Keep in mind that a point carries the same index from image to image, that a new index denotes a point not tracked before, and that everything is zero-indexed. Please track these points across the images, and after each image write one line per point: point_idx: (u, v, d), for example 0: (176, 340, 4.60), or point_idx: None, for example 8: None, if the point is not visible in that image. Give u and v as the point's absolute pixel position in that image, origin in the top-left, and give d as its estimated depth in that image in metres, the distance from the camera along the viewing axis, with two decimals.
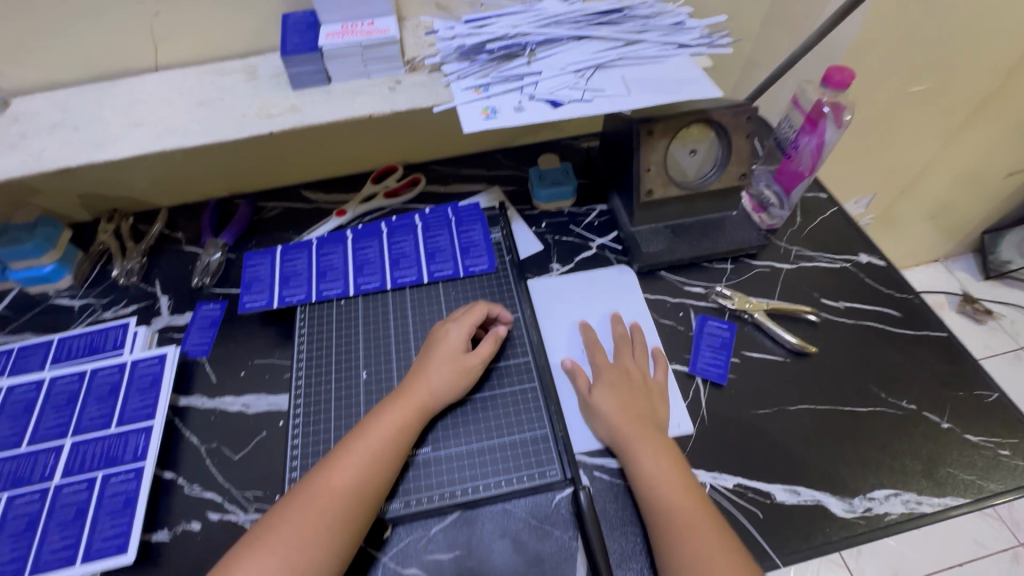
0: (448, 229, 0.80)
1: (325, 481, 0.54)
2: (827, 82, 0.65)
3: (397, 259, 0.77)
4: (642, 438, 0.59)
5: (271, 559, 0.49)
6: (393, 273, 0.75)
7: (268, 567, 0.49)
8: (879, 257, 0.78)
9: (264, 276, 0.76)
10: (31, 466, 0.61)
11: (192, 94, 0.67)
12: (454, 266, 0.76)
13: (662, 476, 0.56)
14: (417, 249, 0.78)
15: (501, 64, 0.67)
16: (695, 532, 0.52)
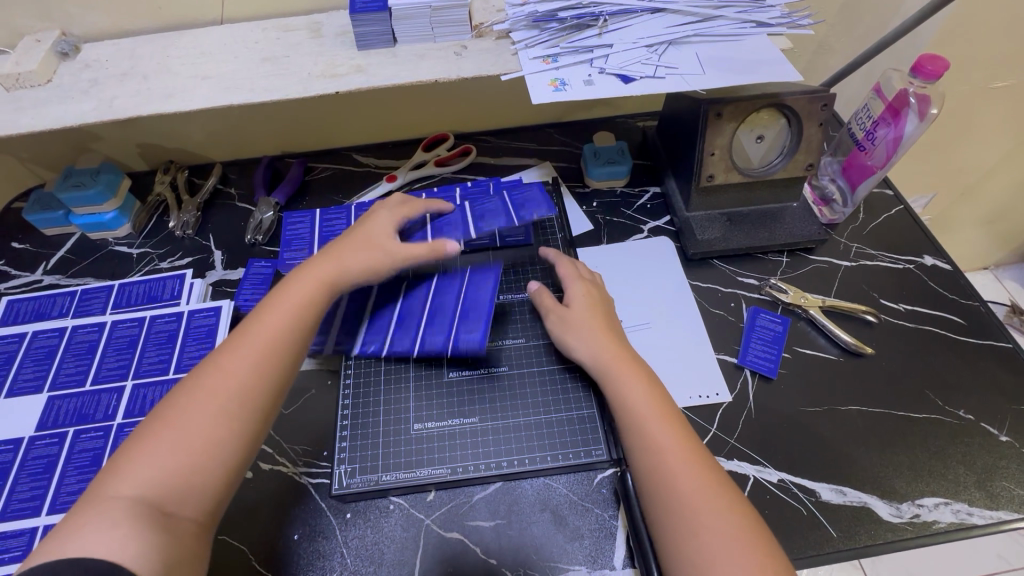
0: (495, 196, 0.73)
1: (227, 356, 0.52)
2: (917, 71, 0.62)
3: (440, 225, 0.67)
4: (631, 398, 0.55)
5: (170, 436, 0.47)
6: (437, 238, 0.65)
7: (166, 442, 0.47)
8: (945, 260, 0.75)
9: (304, 234, 0.77)
10: (94, 405, 0.63)
11: (258, 48, 0.66)
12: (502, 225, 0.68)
13: (659, 441, 0.51)
14: (463, 213, 0.69)
15: (571, 34, 0.65)
16: (706, 508, 0.47)
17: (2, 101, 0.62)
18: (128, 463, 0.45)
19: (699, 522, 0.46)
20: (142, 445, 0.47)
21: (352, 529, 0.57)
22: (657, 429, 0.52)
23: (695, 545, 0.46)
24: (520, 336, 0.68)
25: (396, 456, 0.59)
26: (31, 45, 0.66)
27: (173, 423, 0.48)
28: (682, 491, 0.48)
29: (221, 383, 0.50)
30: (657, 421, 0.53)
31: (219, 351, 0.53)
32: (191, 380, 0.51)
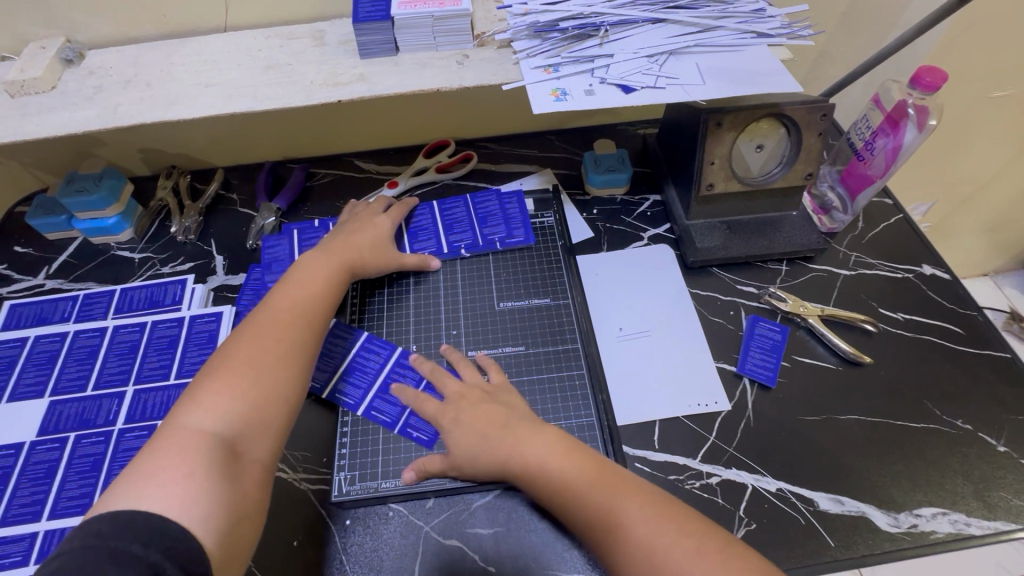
0: (465, 202, 0.80)
1: (271, 316, 0.56)
2: (915, 83, 0.63)
3: (415, 232, 0.77)
4: (538, 457, 0.53)
5: (234, 384, 0.50)
6: (410, 245, 0.76)
7: (231, 389, 0.50)
8: (943, 270, 0.76)
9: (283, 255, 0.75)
10: (95, 410, 0.64)
11: (262, 56, 0.67)
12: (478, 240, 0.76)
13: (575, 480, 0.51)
14: (435, 220, 0.78)
15: (572, 44, 0.65)
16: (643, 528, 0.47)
17: (7, 107, 0.62)
18: (198, 406, 0.48)
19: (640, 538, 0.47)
20: (205, 393, 0.49)
21: (352, 536, 0.57)
22: (568, 474, 0.51)
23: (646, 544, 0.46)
24: (520, 343, 0.68)
25: (396, 462, 0.60)
26: (36, 51, 0.66)
27: (233, 369, 0.51)
28: (614, 526, 0.48)
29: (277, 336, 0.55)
30: (560, 461, 0.52)
31: (262, 313, 0.57)
32: (243, 335, 0.55)
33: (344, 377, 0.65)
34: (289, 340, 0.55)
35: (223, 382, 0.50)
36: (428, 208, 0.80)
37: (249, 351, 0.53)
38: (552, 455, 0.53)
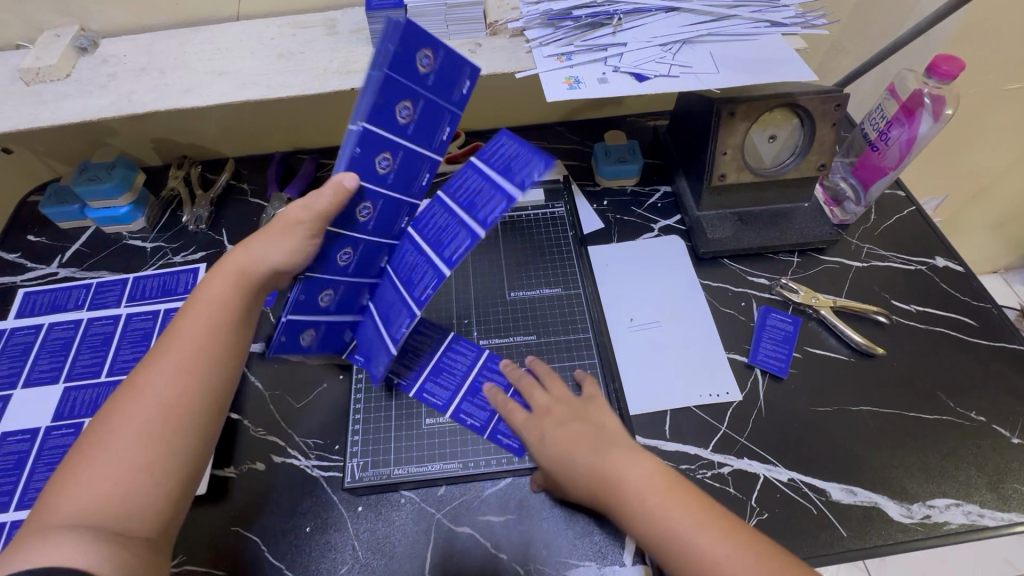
0: None
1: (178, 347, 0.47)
2: (931, 72, 0.62)
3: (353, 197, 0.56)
4: (631, 483, 0.47)
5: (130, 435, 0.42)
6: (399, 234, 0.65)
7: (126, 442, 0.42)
8: (957, 262, 0.75)
9: None
10: (110, 396, 0.64)
11: (274, 45, 0.67)
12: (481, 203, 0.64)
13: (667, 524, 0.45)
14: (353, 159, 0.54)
15: (585, 32, 0.65)
16: None
17: (22, 95, 0.63)
18: (70, 489, 0.40)
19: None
20: (79, 471, 0.41)
21: (363, 522, 0.57)
22: (660, 508, 0.45)
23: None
24: (532, 332, 0.68)
25: (409, 450, 0.60)
26: (51, 39, 0.67)
27: (110, 438, 0.42)
28: None
29: (164, 392, 0.44)
30: (655, 496, 0.46)
31: (145, 366, 0.45)
32: (122, 395, 0.44)
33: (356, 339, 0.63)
34: (188, 399, 0.44)
35: (101, 460, 0.41)
36: None
37: (127, 413, 0.43)
38: (650, 483, 0.47)
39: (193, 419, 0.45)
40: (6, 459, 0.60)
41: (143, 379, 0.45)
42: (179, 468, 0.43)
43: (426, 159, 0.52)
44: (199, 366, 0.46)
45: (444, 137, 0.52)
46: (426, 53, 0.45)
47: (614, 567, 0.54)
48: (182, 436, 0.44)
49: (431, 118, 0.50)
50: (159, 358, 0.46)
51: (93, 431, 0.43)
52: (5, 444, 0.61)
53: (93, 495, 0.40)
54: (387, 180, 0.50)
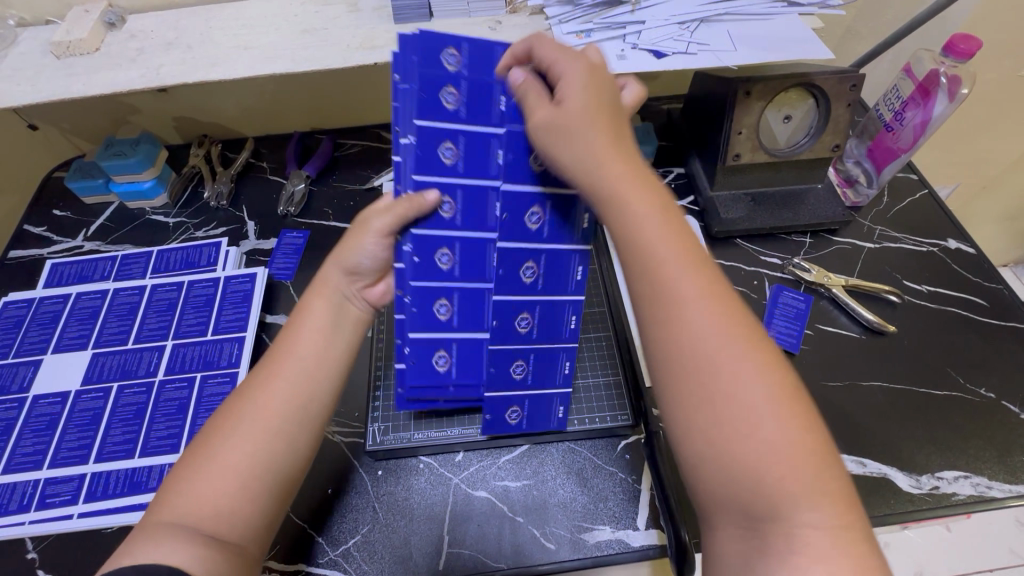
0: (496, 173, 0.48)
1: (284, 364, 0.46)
2: (948, 50, 0.63)
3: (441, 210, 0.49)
4: (638, 207, 0.39)
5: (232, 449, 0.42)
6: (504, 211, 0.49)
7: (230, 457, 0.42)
8: (969, 245, 0.76)
9: (296, 245, 0.79)
10: (137, 362, 0.66)
11: (298, 21, 0.68)
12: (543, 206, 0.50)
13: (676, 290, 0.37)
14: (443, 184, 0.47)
15: (603, 10, 0.65)
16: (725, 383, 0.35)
17: (54, 68, 0.64)
18: (181, 488, 0.42)
19: (710, 375, 0.35)
20: (187, 475, 0.42)
21: (384, 485, 0.59)
22: (657, 247, 0.38)
23: (710, 399, 0.35)
24: None
25: (427, 416, 0.62)
26: (81, 14, 0.68)
27: (219, 444, 0.43)
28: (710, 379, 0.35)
29: (265, 406, 0.44)
30: (657, 227, 0.38)
31: (253, 377, 0.47)
32: (227, 409, 0.45)
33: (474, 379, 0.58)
34: (297, 422, 0.44)
35: (206, 464, 0.42)
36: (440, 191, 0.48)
37: (235, 419, 0.44)
38: (655, 214, 0.38)
39: (294, 433, 0.44)
40: (38, 420, 0.62)
41: (250, 389, 0.46)
42: (278, 479, 0.43)
43: (491, 137, 0.46)
44: (298, 380, 0.45)
45: (500, 109, 0.45)
46: (451, 48, 0.43)
47: (627, 531, 0.55)
48: (283, 448, 0.44)
49: (481, 97, 0.44)
50: (267, 375, 0.46)
51: (205, 433, 0.45)
52: (37, 406, 0.63)
53: (196, 498, 0.41)
54: (458, 169, 0.47)
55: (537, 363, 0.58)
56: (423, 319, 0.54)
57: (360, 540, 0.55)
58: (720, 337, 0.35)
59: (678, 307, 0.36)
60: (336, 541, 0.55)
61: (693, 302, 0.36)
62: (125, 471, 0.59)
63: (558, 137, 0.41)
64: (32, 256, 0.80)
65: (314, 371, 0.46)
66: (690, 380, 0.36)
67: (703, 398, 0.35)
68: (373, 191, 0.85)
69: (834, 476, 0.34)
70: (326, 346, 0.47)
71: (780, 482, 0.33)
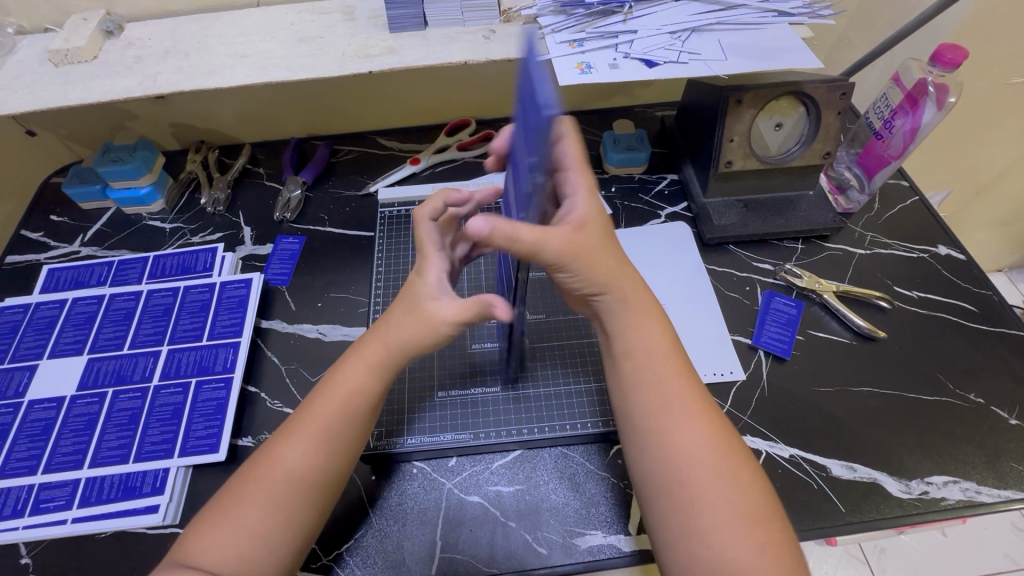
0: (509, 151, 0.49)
1: (298, 432, 0.49)
2: (935, 60, 0.64)
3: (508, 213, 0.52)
4: (648, 340, 0.52)
5: (250, 505, 0.46)
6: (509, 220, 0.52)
7: (251, 510, 0.46)
8: (959, 250, 0.76)
9: (291, 252, 0.79)
10: (132, 367, 0.66)
11: (294, 30, 0.69)
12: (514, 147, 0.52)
13: (666, 394, 0.50)
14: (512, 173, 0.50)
15: (597, 19, 0.66)
16: (701, 473, 0.46)
17: (52, 76, 0.65)
18: (202, 538, 0.45)
19: (691, 473, 0.46)
20: (209, 536, 0.45)
21: (377, 490, 0.59)
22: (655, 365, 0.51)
23: (688, 495, 0.45)
24: (542, 312, 0.70)
25: (421, 421, 0.62)
26: (79, 22, 0.69)
27: (239, 505, 0.46)
28: (688, 469, 0.46)
29: (290, 474, 0.47)
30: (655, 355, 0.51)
31: (279, 439, 0.49)
32: (248, 471, 0.48)
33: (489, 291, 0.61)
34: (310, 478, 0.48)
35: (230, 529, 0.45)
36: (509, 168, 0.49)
37: (259, 481, 0.47)
38: (654, 332, 0.52)
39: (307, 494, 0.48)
40: (33, 425, 0.62)
41: (273, 455, 0.48)
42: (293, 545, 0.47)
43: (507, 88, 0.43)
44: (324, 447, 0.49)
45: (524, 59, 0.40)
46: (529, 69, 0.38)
47: (619, 536, 0.56)
48: (302, 509, 0.48)
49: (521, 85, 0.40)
50: (289, 435, 0.49)
51: (230, 487, 0.48)
52: (32, 411, 0.63)
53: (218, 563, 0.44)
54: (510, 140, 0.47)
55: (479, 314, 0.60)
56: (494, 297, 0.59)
57: (353, 545, 0.56)
58: (699, 446, 0.47)
59: (674, 419, 0.48)
60: (329, 547, 0.56)
61: (680, 416, 0.49)
62: (118, 477, 0.59)
63: (583, 260, 0.47)
64: (29, 261, 0.81)
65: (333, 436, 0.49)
66: (674, 473, 0.47)
67: (684, 495, 0.46)
68: (368, 197, 0.86)
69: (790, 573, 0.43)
70: (353, 419, 0.51)
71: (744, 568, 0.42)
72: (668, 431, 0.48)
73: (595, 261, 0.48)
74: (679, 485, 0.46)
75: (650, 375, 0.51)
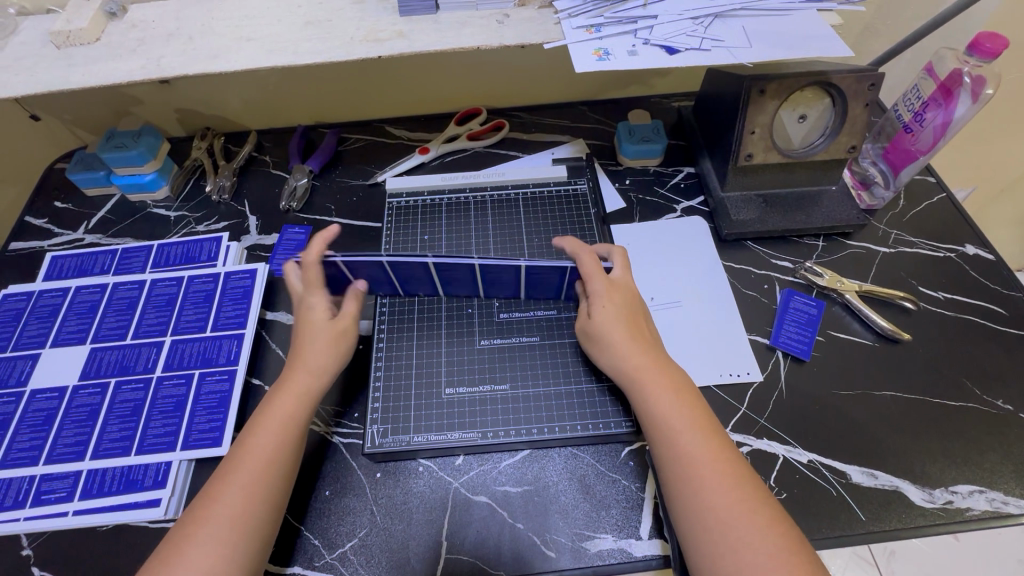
0: (513, 268, 0.60)
1: (238, 469, 0.49)
2: (973, 49, 0.60)
3: (489, 283, 0.64)
4: (654, 399, 0.53)
5: (204, 549, 0.45)
6: (485, 289, 0.66)
7: (204, 555, 0.45)
8: (988, 250, 0.73)
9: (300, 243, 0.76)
10: (135, 357, 0.65)
11: (301, 12, 0.66)
12: (519, 275, 0.61)
13: (683, 446, 0.49)
14: (516, 280, 0.62)
15: (615, 4, 0.64)
16: (725, 520, 0.45)
17: (54, 58, 0.63)
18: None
19: (732, 545, 0.44)
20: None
21: (382, 488, 0.58)
22: (681, 436, 0.50)
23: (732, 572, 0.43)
24: (553, 307, 0.67)
25: (427, 418, 0.60)
26: (81, 3, 0.67)
27: (188, 550, 0.45)
28: (714, 522, 0.45)
29: (233, 501, 0.47)
30: (666, 409, 0.52)
31: (220, 478, 0.49)
32: (192, 513, 0.47)
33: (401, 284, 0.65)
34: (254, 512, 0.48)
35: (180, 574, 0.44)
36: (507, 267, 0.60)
37: (208, 524, 0.46)
38: (655, 376, 0.54)
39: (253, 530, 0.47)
40: (35, 416, 0.62)
41: (215, 494, 0.48)
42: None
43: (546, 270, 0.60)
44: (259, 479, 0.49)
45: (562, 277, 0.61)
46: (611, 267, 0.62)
47: (630, 540, 0.54)
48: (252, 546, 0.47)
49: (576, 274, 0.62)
50: (224, 476, 0.49)
51: (173, 536, 0.46)
52: (34, 401, 0.63)
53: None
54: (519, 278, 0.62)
55: (401, 283, 0.64)
56: (406, 283, 0.64)
57: (357, 543, 0.54)
58: (721, 493, 0.46)
59: (693, 469, 0.48)
60: (332, 544, 0.55)
61: (697, 463, 0.48)
62: (120, 470, 0.58)
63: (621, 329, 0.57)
64: (33, 247, 0.80)
65: (270, 463, 0.50)
66: (704, 527, 0.46)
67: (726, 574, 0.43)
68: (377, 187, 0.84)
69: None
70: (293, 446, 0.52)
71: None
72: (702, 500, 0.46)
73: (630, 330, 0.57)
74: (711, 534, 0.45)
75: (683, 452, 0.49)
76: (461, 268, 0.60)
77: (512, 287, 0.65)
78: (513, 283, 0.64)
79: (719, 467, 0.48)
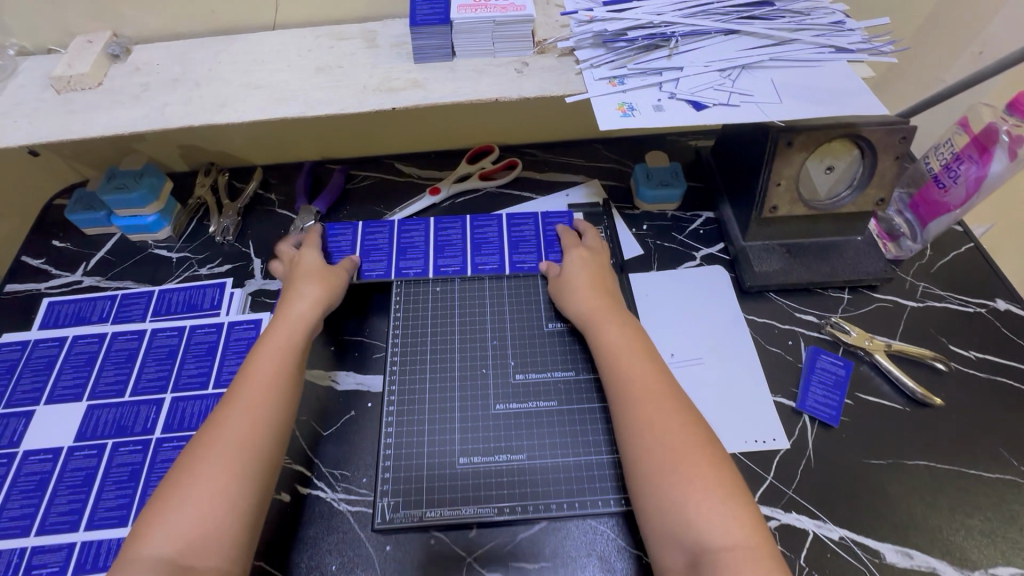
0: (498, 220, 0.77)
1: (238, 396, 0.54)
2: (1014, 107, 0.58)
3: (478, 244, 0.75)
4: (613, 342, 0.59)
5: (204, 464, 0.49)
6: (473, 257, 0.74)
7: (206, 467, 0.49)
8: (1020, 306, 0.71)
9: None
10: (134, 417, 0.62)
11: (312, 57, 0.64)
12: (501, 228, 0.77)
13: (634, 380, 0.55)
14: (501, 235, 0.76)
15: (639, 54, 0.61)
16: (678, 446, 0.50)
17: (54, 104, 0.61)
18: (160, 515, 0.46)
19: (682, 468, 0.48)
20: (174, 500, 0.47)
21: (392, 564, 0.55)
22: (630, 362, 0.57)
23: (687, 502, 0.47)
24: (571, 367, 0.64)
25: (441, 491, 0.57)
26: (84, 45, 0.64)
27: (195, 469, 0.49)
28: (670, 451, 0.50)
29: (248, 416, 0.52)
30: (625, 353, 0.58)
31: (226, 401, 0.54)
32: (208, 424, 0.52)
33: (398, 255, 0.74)
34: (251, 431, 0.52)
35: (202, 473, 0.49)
36: (492, 220, 0.77)
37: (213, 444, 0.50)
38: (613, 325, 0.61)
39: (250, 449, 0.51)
40: (27, 480, 0.59)
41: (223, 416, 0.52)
42: (258, 492, 0.49)
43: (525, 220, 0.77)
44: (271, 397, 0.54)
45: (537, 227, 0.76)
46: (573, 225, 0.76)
47: None
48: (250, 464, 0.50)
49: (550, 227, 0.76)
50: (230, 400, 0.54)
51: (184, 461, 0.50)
52: (27, 464, 0.60)
53: (184, 523, 0.46)
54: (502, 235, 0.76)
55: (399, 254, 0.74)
56: (405, 252, 0.74)
57: None
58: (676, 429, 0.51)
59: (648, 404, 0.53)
60: None
61: (654, 399, 0.53)
62: (116, 543, 0.55)
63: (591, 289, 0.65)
64: (29, 290, 0.77)
65: (270, 389, 0.55)
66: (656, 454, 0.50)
67: (675, 495, 0.47)
68: None
69: (772, 562, 0.44)
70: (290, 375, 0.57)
71: (724, 549, 0.44)
72: (655, 427, 0.51)
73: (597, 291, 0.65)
74: (666, 460, 0.49)
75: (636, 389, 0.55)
76: (457, 224, 0.77)
77: (498, 248, 0.75)
78: (498, 243, 0.75)
79: (660, 389, 0.54)
